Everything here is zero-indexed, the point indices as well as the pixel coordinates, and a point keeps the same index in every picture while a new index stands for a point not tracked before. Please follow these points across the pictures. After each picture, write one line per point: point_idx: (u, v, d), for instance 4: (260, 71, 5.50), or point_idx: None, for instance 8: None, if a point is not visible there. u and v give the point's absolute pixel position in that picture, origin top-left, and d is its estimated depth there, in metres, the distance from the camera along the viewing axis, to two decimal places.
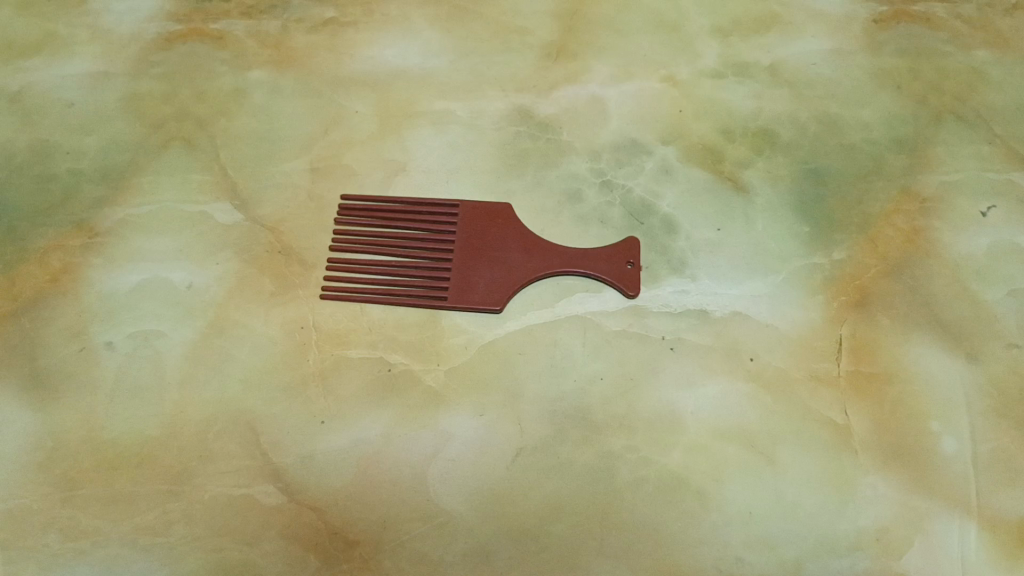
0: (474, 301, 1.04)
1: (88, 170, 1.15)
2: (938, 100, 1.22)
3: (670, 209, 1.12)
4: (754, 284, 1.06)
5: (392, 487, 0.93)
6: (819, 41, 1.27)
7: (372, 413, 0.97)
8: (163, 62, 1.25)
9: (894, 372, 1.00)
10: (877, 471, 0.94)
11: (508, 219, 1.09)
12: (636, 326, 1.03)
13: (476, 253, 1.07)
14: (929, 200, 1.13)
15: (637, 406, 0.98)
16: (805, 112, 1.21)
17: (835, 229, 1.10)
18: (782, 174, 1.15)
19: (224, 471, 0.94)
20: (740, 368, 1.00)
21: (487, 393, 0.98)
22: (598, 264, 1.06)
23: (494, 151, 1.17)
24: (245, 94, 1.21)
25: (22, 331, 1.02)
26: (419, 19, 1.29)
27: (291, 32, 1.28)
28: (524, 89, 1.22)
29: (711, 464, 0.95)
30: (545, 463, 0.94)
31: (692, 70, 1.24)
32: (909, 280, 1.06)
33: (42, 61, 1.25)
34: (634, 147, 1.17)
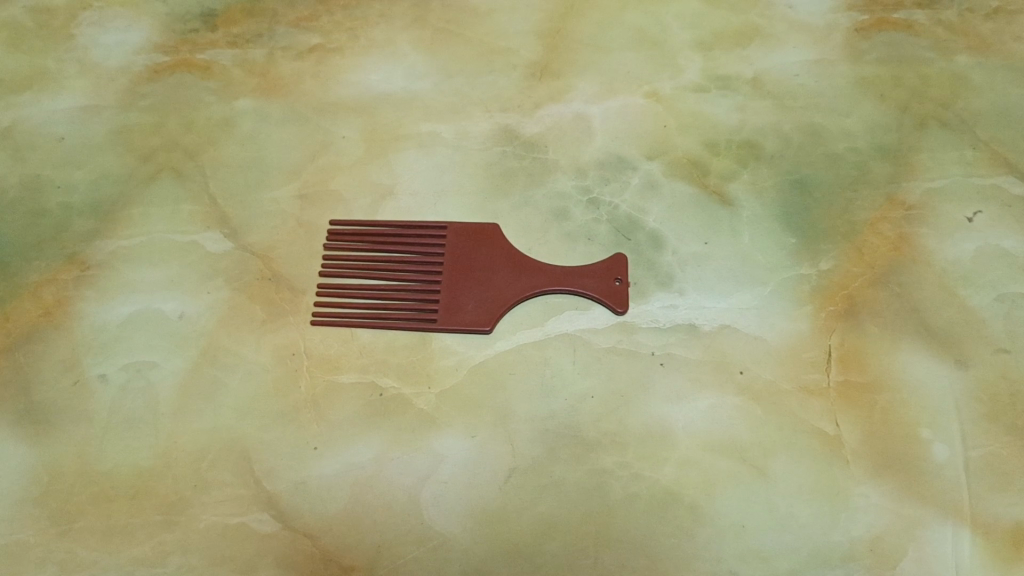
0: (464, 322, 1.04)
1: (79, 204, 1.16)
2: (921, 106, 1.22)
3: (657, 224, 1.13)
4: (742, 296, 1.07)
5: (385, 511, 0.93)
6: (801, 52, 1.28)
7: (364, 437, 0.98)
8: (151, 93, 1.26)
9: (883, 380, 1.00)
10: (869, 481, 0.94)
11: (496, 238, 1.10)
12: (625, 342, 1.03)
13: (465, 274, 1.08)
14: (914, 207, 1.14)
15: (628, 423, 0.98)
16: (788, 122, 1.22)
17: (821, 239, 1.11)
18: (767, 185, 1.16)
19: (219, 500, 0.94)
20: (730, 381, 1.01)
21: (478, 414, 0.99)
22: (586, 281, 1.07)
23: (480, 172, 1.18)
24: (233, 123, 1.23)
25: (16, 366, 1.03)
26: (404, 43, 1.30)
27: (277, 60, 1.29)
28: (509, 109, 1.23)
29: (703, 479, 0.95)
30: (538, 483, 0.95)
31: (676, 85, 1.25)
32: (896, 288, 1.07)
33: (32, 97, 1.27)
34: (620, 163, 1.18)
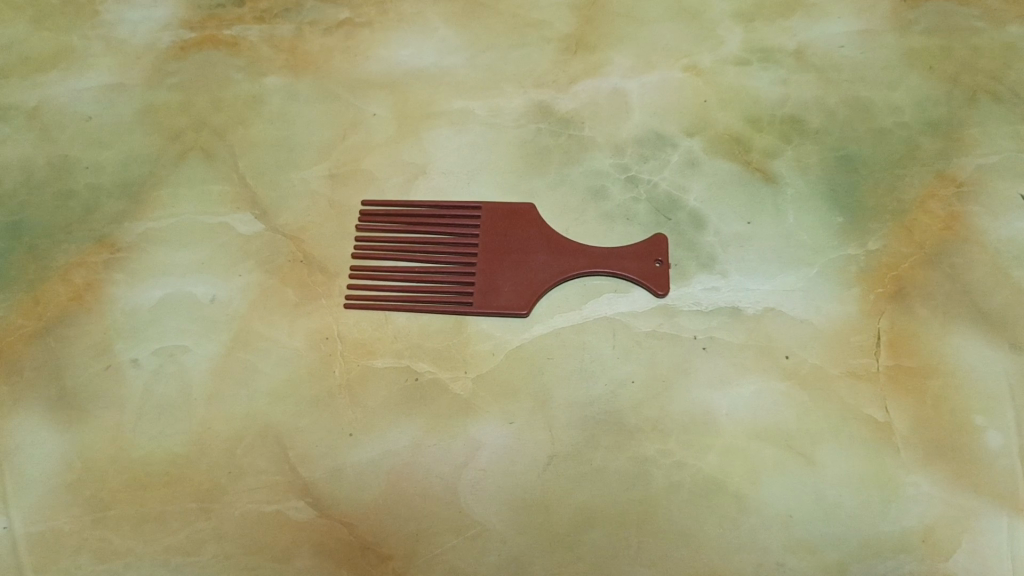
0: (500, 305, 1.02)
1: (109, 185, 1.14)
2: (972, 78, 1.18)
3: (698, 203, 1.09)
4: (787, 278, 1.03)
5: (423, 499, 0.92)
6: (846, 22, 1.23)
7: (400, 424, 0.96)
8: (178, 71, 1.23)
9: (934, 366, 0.97)
10: (920, 469, 0.91)
11: (532, 219, 1.07)
12: (667, 326, 1.01)
13: (500, 256, 1.05)
14: (965, 184, 1.09)
15: (670, 409, 0.96)
16: (834, 96, 1.17)
17: (869, 218, 1.07)
18: (812, 162, 1.12)
19: (254, 488, 0.93)
20: (775, 366, 0.98)
21: (516, 401, 0.96)
22: (626, 263, 1.04)
23: (515, 150, 1.14)
24: (262, 101, 1.20)
25: (48, 350, 1.02)
26: (434, 17, 1.27)
27: (305, 35, 1.26)
28: (543, 84, 1.20)
29: (749, 466, 0.92)
30: (578, 471, 0.92)
31: (715, 58, 1.21)
32: (947, 269, 1.03)
33: (58, 75, 1.25)
34: (659, 140, 1.15)
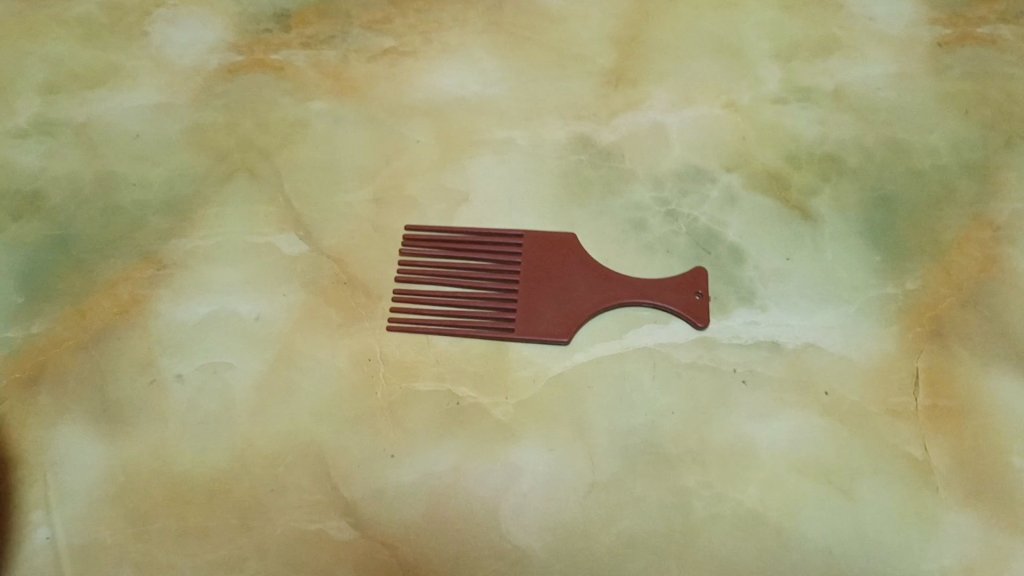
0: (542, 332, 1.03)
1: (155, 203, 1.16)
2: (1007, 123, 1.19)
3: (737, 237, 1.10)
4: (826, 314, 1.04)
5: (464, 522, 0.92)
6: (882, 66, 1.25)
7: (442, 446, 0.96)
8: (225, 93, 1.26)
9: (973, 406, 0.98)
10: (960, 508, 0.92)
11: (572, 248, 1.09)
12: (706, 358, 1.01)
13: (541, 283, 1.06)
14: (1002, 227, 1.11)
15: (710, 441, 0.96)
16: (871, 137, 1.19)
17: (907, 257, 1.08)
18: (850, 201, 1.13)
19: (295, 505, 0.93)
20: (815, 402, 0.98)
21: (557, 427, 0.97)
22: (667, 294, 1.05)
23: (557, 180, 1.16)
24: (308, 124, 1.22)
25: (92, 363, 1.03)
26: (478, 47, 1.29)
27: (351, 62, 1.28)
28: (584, 116, 1.22)
29: (788, 500, 0.93)
30: (619, 499, 0.93)
31: (754, 96, 1.23)
32: (985, 310, 1.04)
33: (107, 93, 1.27)
34: (698, 175, 1.16)
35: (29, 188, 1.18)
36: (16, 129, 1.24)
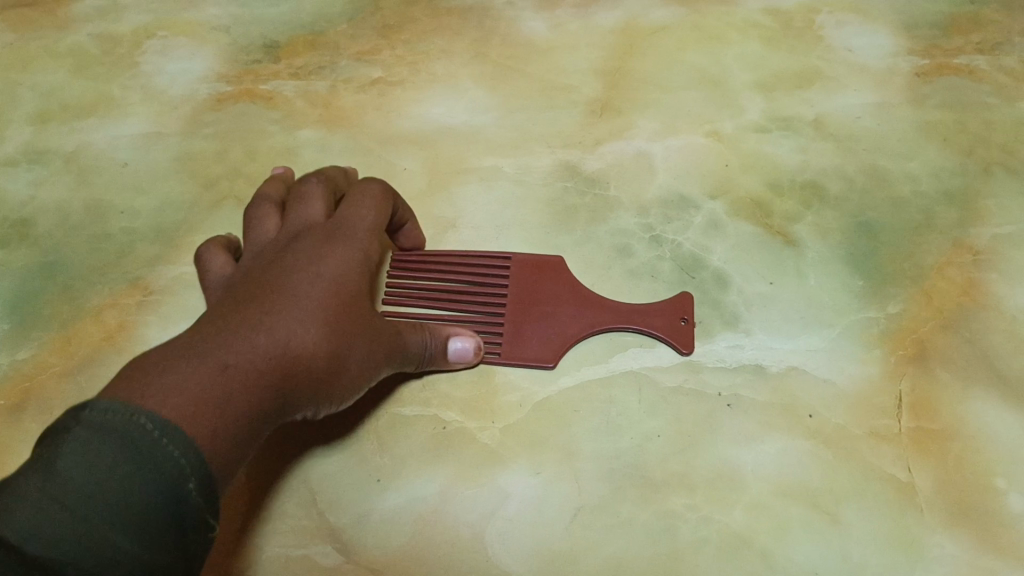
0: (527, 356, 1.03)
1: (143, 230, 1.16)
2: (985, 152, 1.22)
3: (721, 263, 1.12)
4: (810, 338, 1.05)
5: (451, 547, 0.92)
6: (862, 96, 1.28)
7: (428, 471, 0.96)
8: (215, 122, 1.27)
9: (956, 429, 0.98)
10: (944, 531, 0.92)
11: (560, 272, 1.09)
12: (692, 382, 1.02)
13: (526, 307, 1.07)
14: (982, 252, 1.12)
15: (696, 464, 0.96)
16: (852, 165, 1.21)
17: (889, 283, 1.10)
18: (832, 227, 1.15)
19: (280, 531, 0.93)
20: (799, 425, 0.99)
21: (543, 451, 0.97)
22: (653, 320, 1.06)
23: (543, 207, 1.17)
24: (296, 153, 1.23)
25: (78, 388, 1.03)
26: (465, 79, 1.31)
27: (340, 92, 1.30)
28: (570, 145, 1.24)
29: (774, 523, 0.93)
30: (606, 523, 0.93)
31: (737, 125, 1.25)
32: (966, 334, 1.05)
33: (97, 122, 1.28)
34: (683, 202, 1.18)
35: (18, 216, 1.19)
36: (6, 157, 1.25)
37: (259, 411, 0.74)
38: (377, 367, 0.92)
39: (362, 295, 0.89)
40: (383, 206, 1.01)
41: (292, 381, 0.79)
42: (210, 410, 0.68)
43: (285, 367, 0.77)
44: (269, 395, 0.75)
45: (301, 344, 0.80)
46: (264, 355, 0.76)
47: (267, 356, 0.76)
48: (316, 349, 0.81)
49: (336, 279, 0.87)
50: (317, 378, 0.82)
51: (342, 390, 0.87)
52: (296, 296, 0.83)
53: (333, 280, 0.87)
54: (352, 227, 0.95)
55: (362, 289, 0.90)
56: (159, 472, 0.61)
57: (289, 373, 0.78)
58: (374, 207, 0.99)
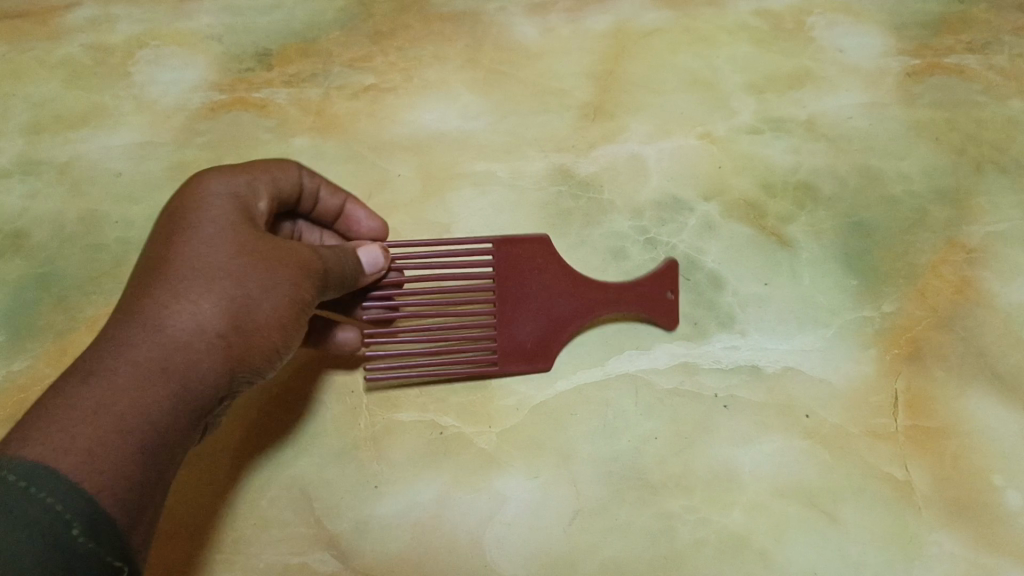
0: (523, 363, 1.01)
1: (138, 240, 1.18)
2: (976, 150, 1.22)
3: (716, 264, 1.12)
4: (805, 338, 1.05)
5: (451, 553, 0.92)
6: (854, 96, 1.28)
7: (425, 476, 0.96)
8: (208, 131, 1.27)
9: (952, 426, 0.99)
10: (941, 528, 0.94)
11: (549, 257, 1.00)
12: (688, 383, 1.02)
13: (517, 302, 1.00)
14: (974, 250, 1.13)
15: (694, 466, 0.97)
16: (845, 165, 1.21)
17: (884, 282, 1.10)
18: (826, 227, 1.15)
19: (278, 539, 0.94)
20: (796, 425, 0.99)
21: (541, 455, 0.97)
22: (653, 309, 1.03)
23: (537, 211, 1.19)
24: (291, 161, 1.23)
25: None
26: (457, 84, 1.31)
27: (333, 99, 1.30)
28: (563, 149, 1.24)
29: (772, 523, 0.94)
30: (605, 526, 0.94)
31: (730, 127, 1.25)
32: (961, 331, 1.06)
33: (89, 133, 1.28)
34: (676, 204, 1.18)
35: (14, 228, 1.20)
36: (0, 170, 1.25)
37: (182, 397, 0.76)
38: (297, 319, 0.86)
39: (244, 249, 0.83)
40: (261, 171, 0.94)
41: (187, 366, 0.76)
42: (109, 427, 0.70)
43: (155, 362, 0.75)
44: (165, 388, 0.75)
45: (189, 319, 0.77)
46: (125, 370, 0.73)
47: (129, 360, 0.74)
48: (206, 324, 0.78)
49: (210, 247, 0.82)
50: (218, 352, 0.79)
51: (261, 350, 0.83)
52: (173, 278, 0.79)
53: (209, 248, 0.81)
54: (220, 194, 0.87)
55: (246, 244, 0.83)
56: (138, 457, 0.71)
57: (174, 361, 0.76)
58: (249, 176, 0.91)
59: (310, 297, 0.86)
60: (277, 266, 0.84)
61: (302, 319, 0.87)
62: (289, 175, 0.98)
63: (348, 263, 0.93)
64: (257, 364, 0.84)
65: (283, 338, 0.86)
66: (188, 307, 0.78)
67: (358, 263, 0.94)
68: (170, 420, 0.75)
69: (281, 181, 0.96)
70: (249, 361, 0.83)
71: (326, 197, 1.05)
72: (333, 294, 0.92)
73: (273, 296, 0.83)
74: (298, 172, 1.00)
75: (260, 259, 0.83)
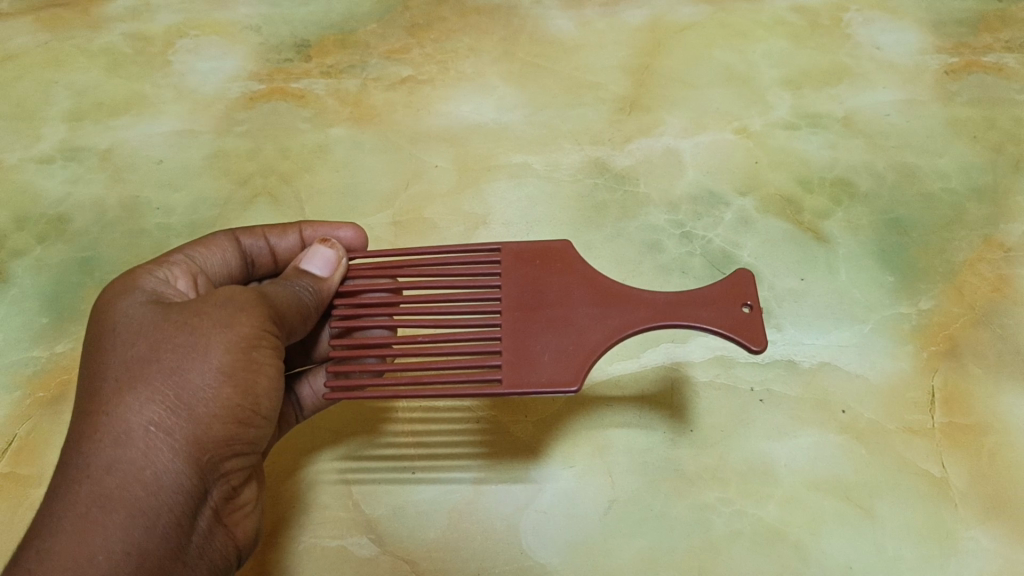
0: (541, 381, 0.74)
1: (177, 225, 1.18)
2: (1015, 148, 1.21)
3: (751, 259, 1.12)
4: (841, 333, 1.05)
5: (484, 540, 0.92)
6: (890, 93, 1.28)
7: (462, 464, 0.97)
8: (247, 120, 1.28)
9: (988, 424, 0.98)
10: (978, 525, 0.91)
11: (569, 263, 0.81)
12: (724, 376, 1.02)
13: (531, 312, 0.79)
14: (1012, 248, 1.12)
15: (728, 459, 0.96)
16: (881, 162, 1.21)
17: (920, 278, 1.10)
18: (862, 224, 1.15)
19: (317, 523, 0.94)
20: (832, 420, 0.99)
21: (576, 445, 0.98)
22: (702, 312, 0.77)
23: (573, 203, 1.18)
24: (328, 150, 1.24)
25: None
26: (494, 77, 1.32)
27: (370, 90, 1.31)
28: (599, 142, 1.24)
29: (807, 518, 0.92)
30: (640, 515, 0.93)
31: (765, 122, 1.26)
32: (999, 329, 1.05)
33: (131, 120, 1.30)
34: (712, 198, 1.18)
35: (54, 212, 1.21)
36: (42, 154, 1.27)
37: (136, 521, 0.62)
38: (250, 364, 0.69)
39: (153, 326, 0.68)
40: (175, 252, 0.82)
41: (130, 483, 0.62)
42: None
43: (93, 497, 0.61)
44: (112, 518, 0.61)
45: (116, 427, 0.63)
46: (62, 523, 0.60)
47: (65, 509, 0.61)
48: (138, 421, 0.64)
49: (115, 345, 0.68)
50: (162, 448, 0.64)
51: (220, 421, 0.67)
52: (88, 398, 0.66)
53: (123, 344, 0.68)
54: (120, 290, 0.73)
55: (157, 322, 0.69)
56: None
57: (117, 487, 0.62)
58: (159, 262, 0.79)
59: (254, 328, 0.70)
60: (200, 323, 0.69)
61: (257, 362, 0.70)
62: (217, 249, 0.87)
63: (297, 289, 0.79)
64: (227, 438, 0.68)
65: (245, 395, 0.69)
66: (111, 415, 0.64)
67: (311, 281, 0.82)
68: (130, 552, 0.61)
69: (205, 261, 0.85)
70: (211, 438, 0.66)
71: (277, 242, 0.91)
72: (283, 325, 0.75)
73: (206, 353, 0.67)
74: (228, 245, 0.87)
75: (176, 323, 0.68)
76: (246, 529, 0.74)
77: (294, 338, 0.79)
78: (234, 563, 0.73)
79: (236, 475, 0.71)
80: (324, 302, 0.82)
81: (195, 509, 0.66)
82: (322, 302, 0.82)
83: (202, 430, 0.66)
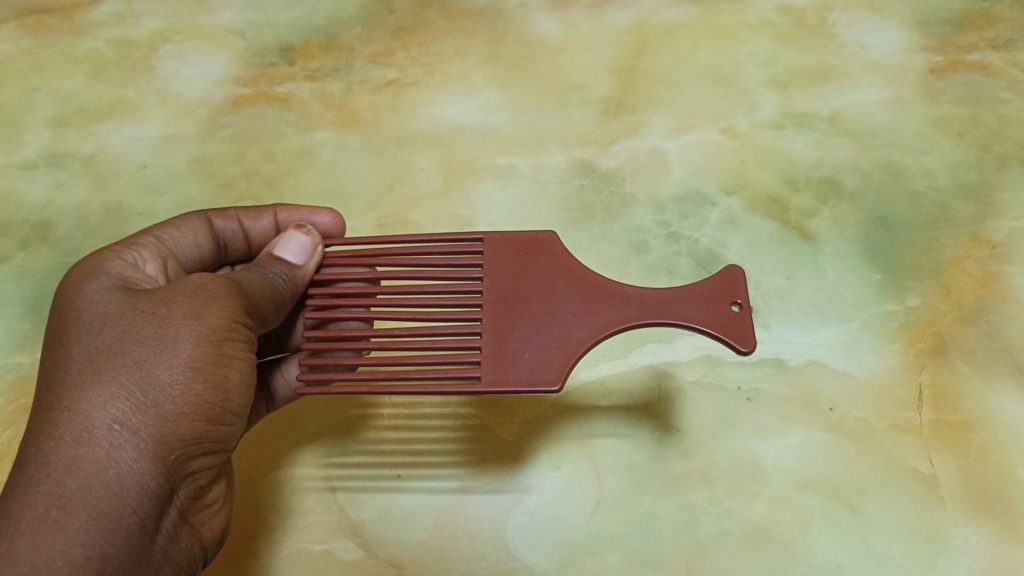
0: (521, 379, 0.73)
1: None
2: (1000, 145, 1.22)
3: (738, 258, 1.12)
4: (828, 332, 1.05)
5: (470, 543, 0.91)
6: (876, 92, 1.28)
7: (448, 466, 0.96)
8: (231, 124, 1.28)
9: (976, 421, 0.98)
10: (967, 522, 0.91)
11: (555, 255, 0.80)
12: (712, 376, 1.02)
13: (514, 307, 0.78)
14: (999, 245, 1.12)
15: (716, 458, 0.96)
16: (867, 160, 1.21)
17: (907, 276, 1.09)
18: (849, 222, 1.15)
19: (303, 526, 0.93)
20: (819, 418, 0.98)
21: (562, 447, 0.97)
22: (690, 309, 0.77)
23: (559, 204, 1.18)
24: (312, 153, 1.24)
25: None
26: (479, 79, 1.32)
27: (355, 93, 1.31)
28: (586, 143, 1.24)
29: (796, 516, 0.92)
30: (628, 516, 0.92)
31: (751, 122, 1.25)
32: (986, 326, 1.05)
33: (114, 126, 1.29)
34: (699, 198, 1.18)
35: (38, 218, 1.20)
36: (25, 160, 1.26)
37: (98, 522, 0.61)
38: (220, 359, 0.69)
39: (119, 318, 0.68)
40: (145, 234, 0.82)
41: (92, 484, 0.61)
42: None
43: (53, 498, 0.60)
44: (72, 520, 0.60)
45: (79, 424, 0.62)
46: (19, 525, 0.59)
47: (24, 510, 0.59)
48: (102, 419, 0.63)
49: (79, 339, 0.67)
50: (128, 446, 0.63)
51: (188, 418, 0.66)
52: (50, 392, 0.64)
53: (87, 337, 0.67)
54: (84, 275, 0.73)
55: (124, 313, 0.68)
56: None
57: (78, 488, 0.61)
58: (129, 245, 0.79)
59: (226, 320, 0.70)
60: (168, 316, 0.68)
61: (228, 355, 0.70)
62: (189, 231, 0.86)
63: (271, 276, 0.79)
64: (194, 436, 0.67)
65: (214, 391, 0.69)
66: (73, 411, 0.63)
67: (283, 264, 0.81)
68: (91, 556, 0.59)
69: (176, 242, 0.84)
70: (178, 437, 0.66)
71: (250, 225, 0.91)
72: (257, 313, 0.75)
73: (173, 349, 0.67)
74: (201, 226, 0.87)
75: (143, 316, 0.68)
76: (210, 530, 0.74)
77: (269, 327, 0.78)
78: (198, 564, 0.72)
79: (202, 475, 0.71)
80: (298, 289, 0.82)
81: (159, 510, 0.65)
82: (296, 288, 0.81)
83: (169, 428, 0.65)
